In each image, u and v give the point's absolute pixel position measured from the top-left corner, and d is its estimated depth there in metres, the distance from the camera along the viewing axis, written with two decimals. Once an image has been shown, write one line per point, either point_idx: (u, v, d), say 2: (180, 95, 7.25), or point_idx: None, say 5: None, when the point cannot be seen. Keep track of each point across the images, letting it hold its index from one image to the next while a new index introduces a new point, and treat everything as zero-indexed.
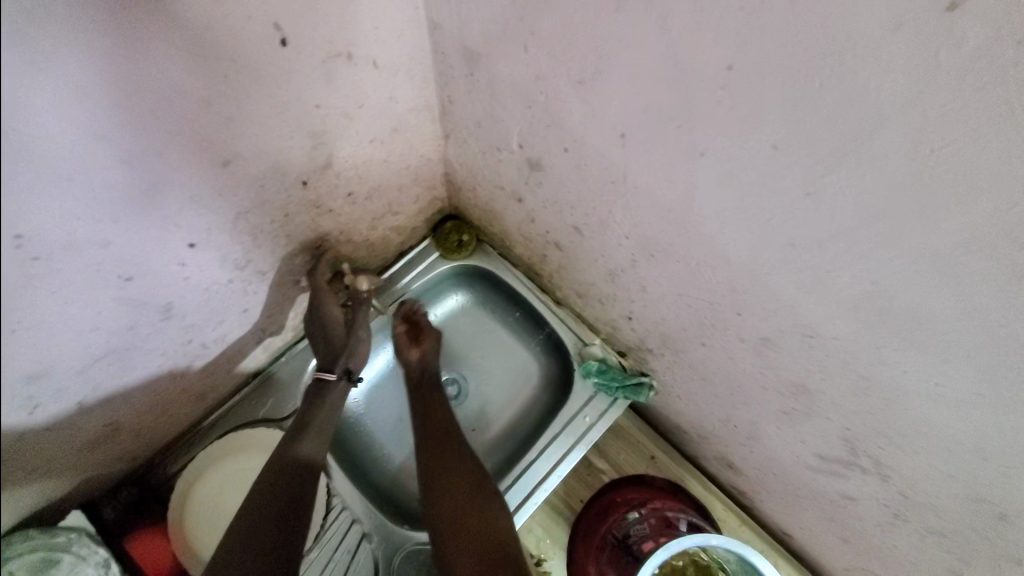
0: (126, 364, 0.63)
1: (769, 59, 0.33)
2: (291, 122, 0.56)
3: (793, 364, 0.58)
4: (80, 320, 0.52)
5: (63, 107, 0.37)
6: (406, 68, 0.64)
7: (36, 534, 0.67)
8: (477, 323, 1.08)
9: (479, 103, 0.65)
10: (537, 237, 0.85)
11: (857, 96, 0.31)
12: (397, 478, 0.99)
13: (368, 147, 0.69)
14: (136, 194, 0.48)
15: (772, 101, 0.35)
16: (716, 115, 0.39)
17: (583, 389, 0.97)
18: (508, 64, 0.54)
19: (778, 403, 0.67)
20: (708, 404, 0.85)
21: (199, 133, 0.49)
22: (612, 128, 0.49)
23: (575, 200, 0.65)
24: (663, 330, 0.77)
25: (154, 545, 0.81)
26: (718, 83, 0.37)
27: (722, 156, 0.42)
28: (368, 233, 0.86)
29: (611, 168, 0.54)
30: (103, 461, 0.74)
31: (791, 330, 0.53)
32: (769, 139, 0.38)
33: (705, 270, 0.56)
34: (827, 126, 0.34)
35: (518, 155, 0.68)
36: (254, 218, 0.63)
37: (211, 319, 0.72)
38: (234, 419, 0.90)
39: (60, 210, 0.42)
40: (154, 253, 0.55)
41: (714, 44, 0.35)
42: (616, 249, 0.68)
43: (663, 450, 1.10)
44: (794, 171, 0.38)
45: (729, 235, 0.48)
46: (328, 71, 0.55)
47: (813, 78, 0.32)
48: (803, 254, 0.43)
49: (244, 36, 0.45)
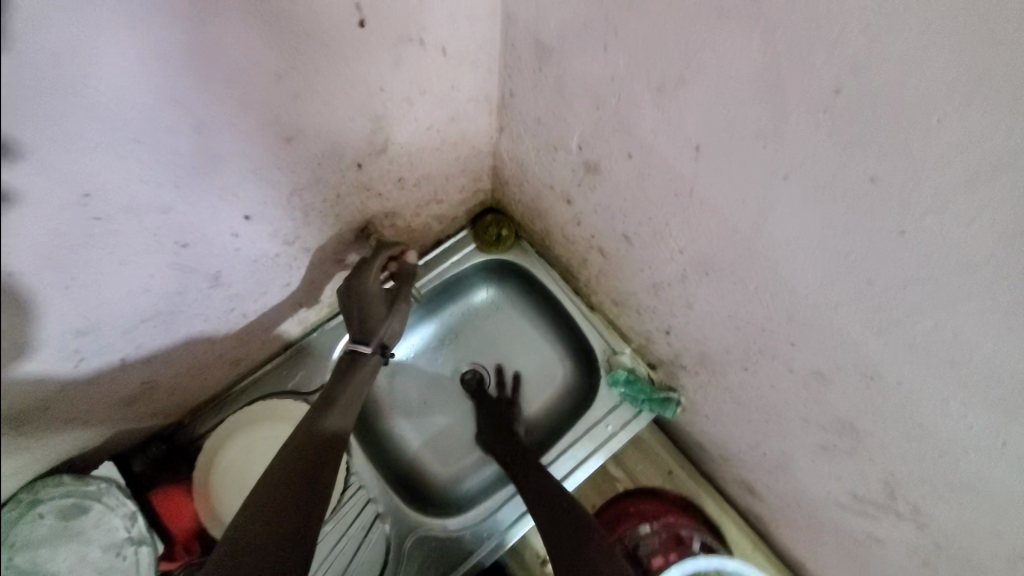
0: (170, 327, 0.64)
1: (884, 87, 0.31)
2: (353, 104, 0.55)
3: (843, 402, 0.55)
4: (133, 282, 0.53)
5: (141, 69, 0.38)
6: (473, 57, 0.62)
7: (70, 480, 0.70)
8: (506, 318, 1.07)
9: (543, 99, 0.63)
10: (579, 240, 0.84)
11: (978, 139, 0.29)
12: (413, 462, 0.99)
13: (425, 134, 0.68)
14: (199, 162, 0.48)
15: (878, 132, 0.33)
16: (810, 139, 0.37)
17: (609, 396, 0.95)
18: (582, 63, 0.52)
19: (817, 438, 0.64)
20: (738, 428, 0.82)
21: (267, 108, 0.48)
22: (687, 140, 0.47)
23: (630, 208, 0.64)
24: (702, 348, 0.74)
25: (178, 500, 0.83)
26: (819, 106, 0.35)
27: (808, 181, 0.39)
28: (410, 219, 0.85)
29: (677, 180, 0.53)
30: (139, 415, 0.77)
31: (851, 367, 0.50)
32: (866, 171, 0.35)
33: (762, 294, 0.53)
34: (938, 164, 0.31)
35: (575, 157, 0.67)
36: (307, 196, 0.63)
37: (253, 291, 0.72)
38: (264, 387, 0.92)
39: (127, 171, 0.43)
40: (211, 222, 0.55)
41: (823, 68, 0.33)
42: (666, 262, 0.66)
43: (682, 466, 1.06)
44: (888, 207, 0.36)
45: (797, 261, 0.46)
46: (397, 54, 0.54)
47: (933, 112, 0.30)
48: (879, 293, 0.41)
49: (326, 14, 0.45)
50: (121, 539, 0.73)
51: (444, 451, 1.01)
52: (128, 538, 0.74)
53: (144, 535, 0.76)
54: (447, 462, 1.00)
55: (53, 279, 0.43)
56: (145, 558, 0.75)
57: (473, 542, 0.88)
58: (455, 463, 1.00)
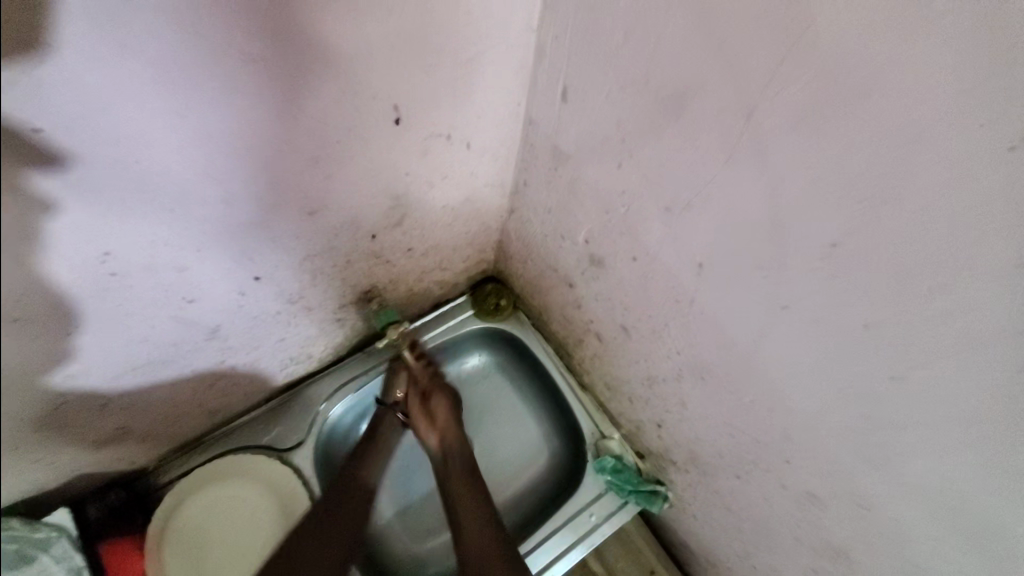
0: (158, 375, 0.64)
1: (878, 250, 0.33)
2: (378, 184, 0.58)
3: (835, 527, 0.54)
4: (133, 332, 0.53)
5: (187, 148, 0.41)
6: (494, 150, 0.66)
7: (19, 525, 0.65)
8: (495, 388, 1.06)
9: (556, 193, 0.66)
10: (578, 322, 0.85)
11: (966, 311, 0.30)
12: (383, 535, 0.94)
13: (440, 211, 0.71)
14: (222, 230, 0.50)
15: (872, 286, 0.35)
16: (809, 280, 0.39)
17: (594, 484, 0.92)
18: (596, 172, 0.56)
19: (808, 560, 0.62)
20: (727, 534, 0.79)
21: (295, 185, 0.51)
22: (691, 257, 0.50)
23: (630, 303, 0.66)
24: (693, 447, 0.73)
25: (127, 555, 0.75)
26: (816, 254, 0.37)
27: (805, 315, 0.41)
28: (414, 284, 0.87)
29: (678, 289, 0.55)
30: (104, 461, 0.74)
31: (844, 495, 0.50)
32: (860, 318, 0.37)
33: (757, 408, 0.54)
34: (929, 325, 0.33)
35: (581, 248, 0.69)
36: (319, 261, 0.65)
37: (249, 344, 0.72)
38: (238, 439, 0.88)
39: (154, 234, 0.45)
40: (222, 281, 0.56)
41: (820, 222, 0.36)
42: (662, 359, 0.66)
43: (666, 565, 1.01)
44: (880, 353, 0.37)
45: (792, 383, 0.47)
46: (426, 145, 0.58)
47: (923, 279, 0.32)
48: (871, 428, 0.42)
49: (366, 111, 0.48)
50: None
51: (418, 526, 0.96)
52: None
53: None
54: (421, 539, 0.95)
55: (52, 327, 0.43)
56: None
57: None
58: (429, 541, 0.95)
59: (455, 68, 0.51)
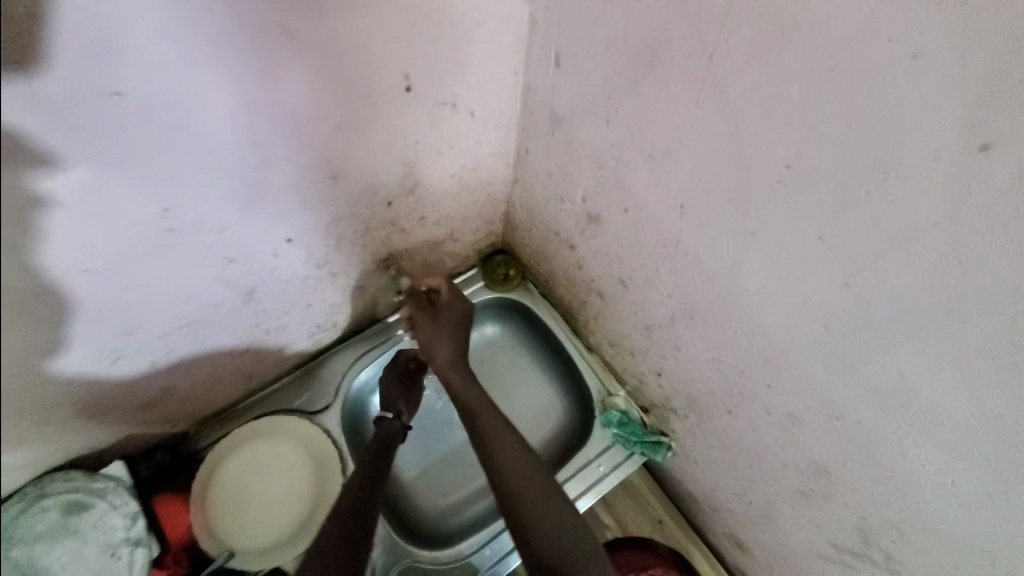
0: (201, 335, 0.71)
1: (824, 167, 0.39)
2: (391, 151, 0.65)
3: (816, 444, 0.59)
4: (183, 288, 0.60)
5: (231, 113, 0.47)
6: (496, 119, 0.73)
7: (79, 478, 0.74)
8: (507, 356, 1.12)
9: (553, 156, 0.72)
10: (580, 283, 0.91)
11: (896, 211, 0.36)
12: (405, 492, 1.01)
13: (448, 180, 0.78)
14: (258, 192, 0.56)
15: (824, 201, 0.40)
16: (773, 203, 0.45)
17: (601, 437, 0.99)
18: (588, 131, 0.62)
19: (796, 483, 0.67)
20: (726, 474, 0.84)
21: (319, 150, 0.57)
22: (674, 199, 0.55)
23: (625, 255, 0.71)
24: (691, 392, 0.79)
25: (176, 509, 0.85)
26: (775, 178, 0.43)
27: (771, 238, 0.47)
28: (426, 255, 0.93)
29: (666, 233, 0.60)
30: (153, 421, 0.81)
31: (819, 409, 0.55)
32: (815, 232, 0.43)
33: (740, 338, 0.60)
34: (869, 229, 0.39)
35: (579, 208, 0.75)
36: (341, 227, 0.72)
37: (280, 308, 0.79)
38: (271, 403, 0.97)
39: (203, 193, 0.52)
40: (258, 242, 0.63)
41: (777, 149, 0.41)
42: (657, 306, 0.72)
43: (672, 516, 1.07)
44: (835, 262, 0.43)
45: (767, 308, 0.53)
46: (434, 114, 0.64)
47: (860, 188, 0.37)
48: (834, 336, 0.47)
49: (381, 81, 0.55)
50: (118, 539, 0.74)
51: (438, 484, 1.03)
52: (125, 539, 0.74)
53: (142, 537, 0.76)
54: (440, 495, 1.02)
55: (110, 274, 0.51)
56: (140, 562, 0.75)
57: None
58: (448, 497, 1.02)
59: (456, 39, 0.57)
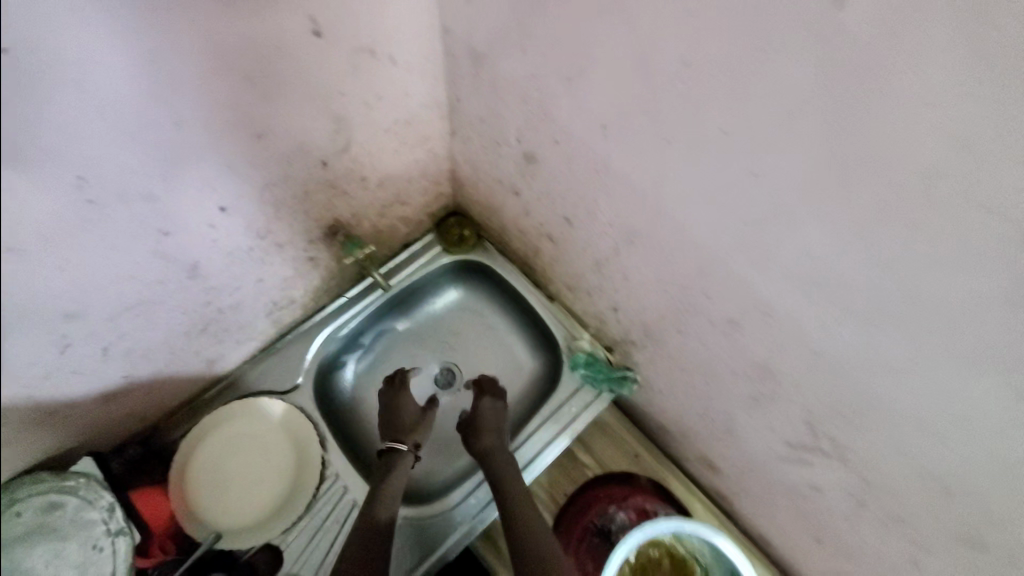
0: (150, 317, 0.70)
1: (715, 55, 0.40)
2: (315, 105, 0.64)
3: (756, 344, 0.62)
4: (121, 267, 0.59)
5: (138, 70, 0.46)
6: (421, 67, 0.72)
7: (47, 478, 0.72)
8: (473, 316, 1.13)
9: (483, 99, 0.73)
10: (531, 231, 0.92)
11: (781, 84, 0.38)
12: None
13: (382, 136, 0.77)
14: (179, 155, 0.55)
15: (721, 91, 0.42)
16: (679, 103, 0.46)
17: (570, 380, 1.01)
18: (508, 64, 0.62)
19: (747, 389, 0.71)
20: (688, 396, 0.88)
21: (235, 105, 0.56)
22: (595, 119, 0.57)
23: (564, 190, 0.73)
24: (645, 319, 0.82)
25: (157, 499, 0.85)
26: (676, 76, 0.44)
27: (683, 140, 0.49)
28: (375, 220, 0.93)
29: (595, 158, 0.62)
30: (117, 414, 0.80)
31: (752, 308, 0.58)
32: (717, 124, 0.44)
33: (676, 251, 0.62)
34: (763, 109, 0.40)
35: (516, 150, 0.76)
36: (278, 192, 0.71)
37: (229, 284, 0.78)
38: (240, 387, 0.96)
39: (122, 161, 0.50)
40: (190, 211, 0.62)
41: (672, 45, 0.43)
42: (601, 237, 0.74)
43: (648, 449, 1.10)
44: (740, 150, 0.45)
45: (691, 214, 0.55)
46: (353, 62, 0.63)
47: (748, 69, 0.39)
48: (752, 226, 0.49)
49: (288, 28, 0.54)
50: (99, 532, 0.74)
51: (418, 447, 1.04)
52: (107, 531, 0.75)
53: (124, 527, 0.77)
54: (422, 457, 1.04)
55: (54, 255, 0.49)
56: (125, 549, 0.76)
57: (446, 529, 0.91)
58: (430, 458, 1.04)
59: None
